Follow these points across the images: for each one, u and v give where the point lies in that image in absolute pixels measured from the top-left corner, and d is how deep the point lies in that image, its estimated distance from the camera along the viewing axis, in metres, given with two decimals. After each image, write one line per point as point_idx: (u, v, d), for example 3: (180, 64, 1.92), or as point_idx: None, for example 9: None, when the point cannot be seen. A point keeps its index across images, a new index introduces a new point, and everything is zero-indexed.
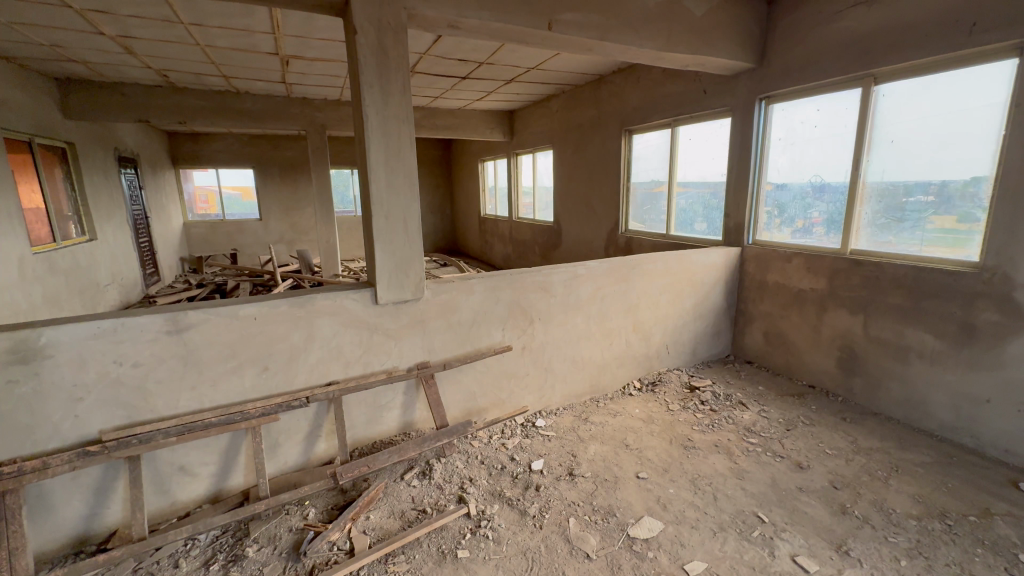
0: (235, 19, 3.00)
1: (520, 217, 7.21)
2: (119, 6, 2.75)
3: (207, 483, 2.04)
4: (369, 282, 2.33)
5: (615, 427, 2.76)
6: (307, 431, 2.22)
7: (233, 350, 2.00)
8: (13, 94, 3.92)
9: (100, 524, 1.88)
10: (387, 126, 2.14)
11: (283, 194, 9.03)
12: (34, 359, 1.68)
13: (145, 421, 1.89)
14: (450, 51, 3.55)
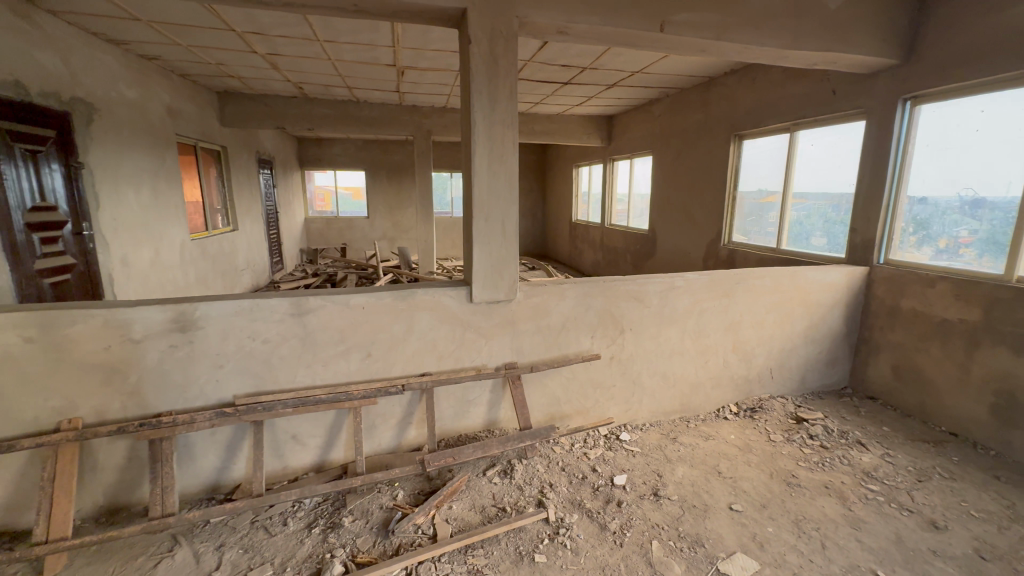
0: (362, 35, 3.30)
1: (612, 223, 7.06)
2: (272, 28, 3.16)
3: (313, 453, 2.26)
4: (465, 280, 2.41)
5: (707, 452, 2.58)
6: (400, 417, 2.36)
7: (343, 335, 2.19)
8: (185, 106, 4.67)
9: (228, 477, 2.15)
10: (493, 131, 2.22)
11: (389, 194, 9.75)
12: (191, 329, 1.99)
13: (269, 391, 2.13)
14: (555, 56, 3.58)
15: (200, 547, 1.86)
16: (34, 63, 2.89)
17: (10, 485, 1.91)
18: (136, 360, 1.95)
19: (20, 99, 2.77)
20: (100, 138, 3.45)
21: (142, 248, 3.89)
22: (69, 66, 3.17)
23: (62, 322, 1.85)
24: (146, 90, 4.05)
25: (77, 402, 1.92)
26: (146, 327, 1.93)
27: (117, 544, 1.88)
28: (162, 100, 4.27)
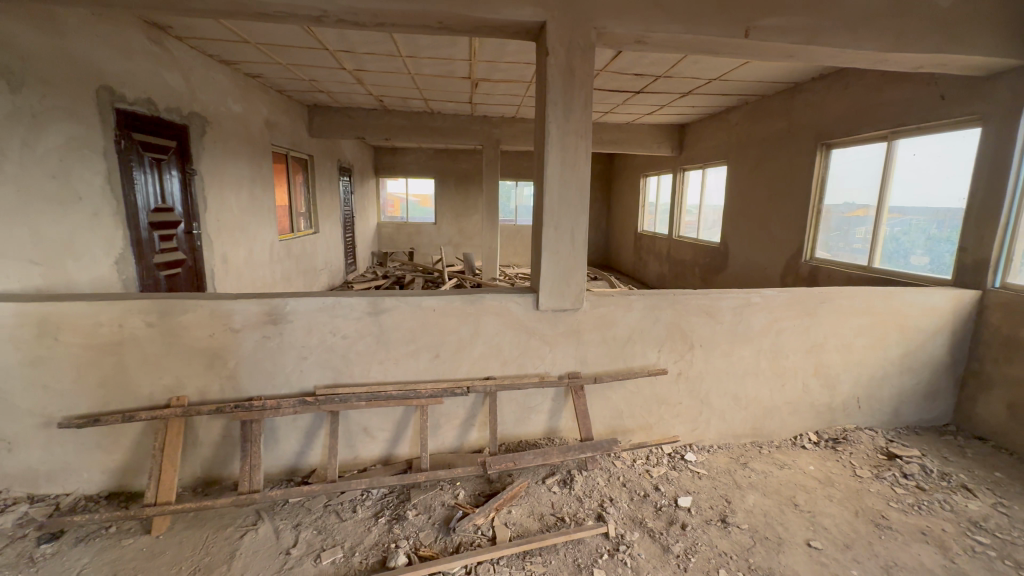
0: (441, 50, 3.47)
1: (681, 235, 6.83)
2: (360, 46, 3.39)
3: (382, 446, 2.37)
4: (532, 288, 2.44)
5: (781, 481, 2.42)
6: (463, 418, 2.42)
7: (414, 336, 2.29)
8: (280, 119, 5.12)
9: (305, 462, 2.31)
10: (566, 141, 2.24)
11: (456, 201, 10.06)
12: (281, 321, 2.17)
13: (345, 384, 2.27)
14: (630, 65, 3.55)
15: (280, 524, 2.01)
16: (162, 83, 3.30)
17: (129, 451, 2.17)
18: (234, 348, 2.16)
19: (150, 114, 3.18)
20: (210, 148, 3.87)
21: (239, 246, 4.30)
22: (190, 85, 3.60)
23: (177, 310, 2.09)
24: (249, 105, 4.49)
25: (184, 382, 2.15)
26: (244, 317, 2.14)
27: (210, 513, 2.07)
28: (261, 114, 4.71)
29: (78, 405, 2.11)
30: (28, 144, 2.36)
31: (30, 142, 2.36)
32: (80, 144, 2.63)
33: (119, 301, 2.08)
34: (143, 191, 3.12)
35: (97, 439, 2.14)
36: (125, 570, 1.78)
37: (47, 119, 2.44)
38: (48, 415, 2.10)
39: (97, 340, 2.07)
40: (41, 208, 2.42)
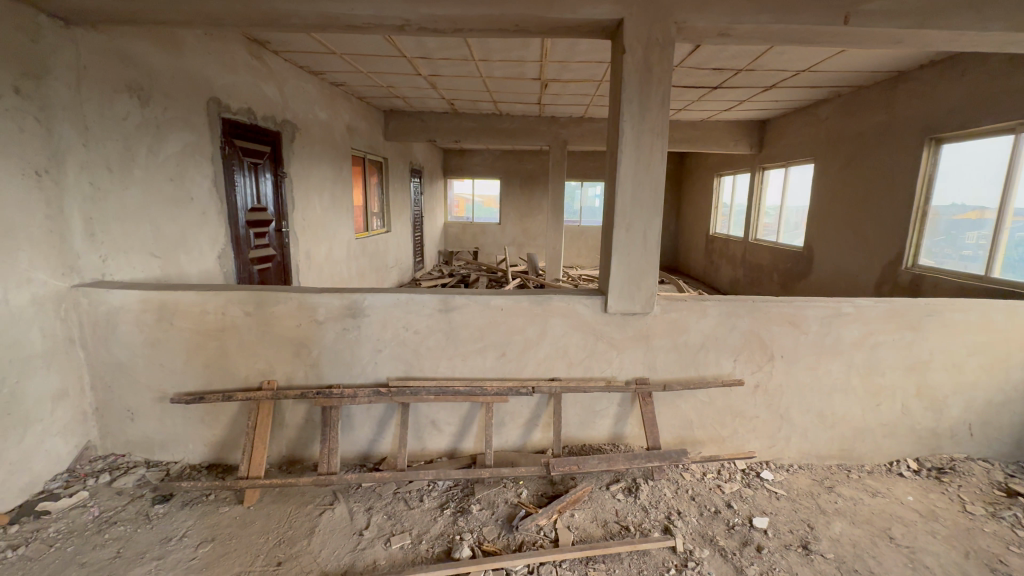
0: (513, 52, 3.50)
1: (758, 238, 6.43)
2: (436, 51, 3.51)
3: (448, 440, 2.44)
4: (600, 290, 2.40)
5: (874, 511, 2.19)
6: (528, 418, 2.43)
7: (482, 334, 2.34)
8: (360, 124, 5.43)
9: (377, 449, 2.43)
10: (641, 141, 2.18)
11: (520, 202, 10.13)
12: (359, 315, 2.30)
13: (415, 378, 2.36)
14: (708, 59, 3.38)
15: (353, 506, 2.13)
16: (260, 94, 3.61)
17: (226, 427, 2.40)
18: (317, 338, 2.32)
19: (249, 122, 3.49)
20: (299, 152, 4.18)
21: (320, 244, 4.61)
22: (283, 94, 3.91)
23: (270, 301, 2.28)
24: (333, 112, 4.80)
25: (273, 367, 2.35)
26: (327, 310, 2.29)
27: (293, 490, 2.24)
28: (343, 120, 5.03)
29: (186, 383, 2.36)
30: (153, 150, 2.68)
31: (155, 148, 2.68)
32: (193, 151, 2.95)
33: (222, 292, 2.31)
34: (242, 193, 3.43)
35: (201, 415, 2.39)
36: (222, 534, 1.96)
37: (168, 129, 2.76)
38: (163, 391, 2.38)
39: (203, 326, 2.31)
40: (162, 208, 2.74)
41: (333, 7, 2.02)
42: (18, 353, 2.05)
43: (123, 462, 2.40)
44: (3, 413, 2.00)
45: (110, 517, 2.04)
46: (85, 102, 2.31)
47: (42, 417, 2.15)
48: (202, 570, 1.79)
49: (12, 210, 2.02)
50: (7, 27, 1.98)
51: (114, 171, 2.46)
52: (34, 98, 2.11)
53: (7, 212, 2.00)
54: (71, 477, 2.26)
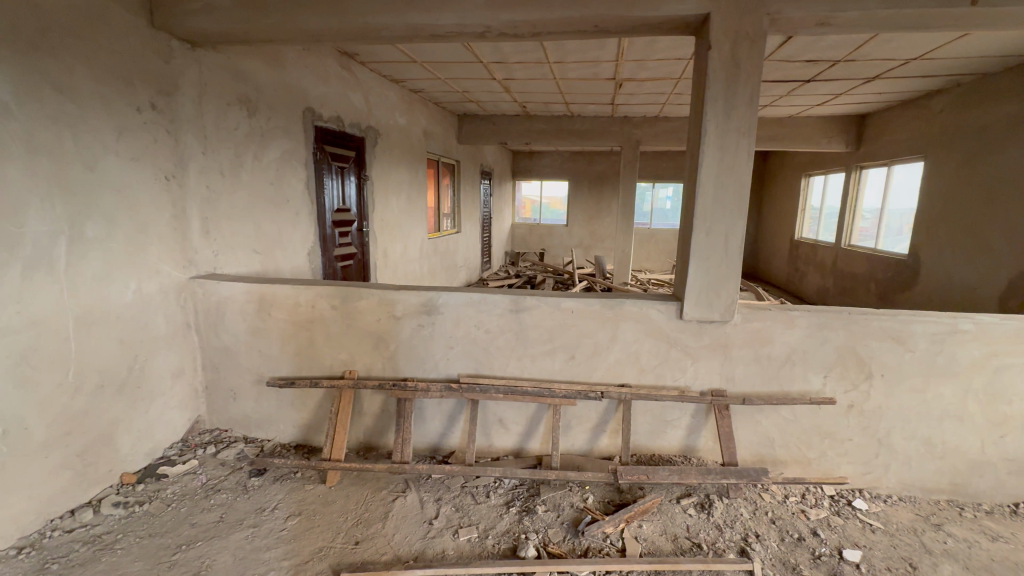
0: (589, 53, 3.47)
1: (852, 244, 5.89)
2: (511, 56, 3.56)
3: (514, 439, 2.47)
4: (675, 295, 2.32)
5: (993, 556, 1.92)
6: (595, 423, 2.40)
7: (552, 336, 2.34)
8: (435, 128, 5.64)
9: (446, 443, 2.52)
10: (726, 140, 2.07)
11: (589, 203, 10.01)
12: (434, 313, 2.39)
13: (485, 376, 2.41)
14: (802, 51, 3.14)
15: (424, 496, 2.22)
16: (348, 102, 3.87)
17: (312, 411, 2.60)
18: (395, 333, 2.44)
19: (338, 129, 3.75)
20: (380, 156, 4.43)
21: (396, 243, 4.85)
22: (368, 102, 4.16)
23: (353, 296, 2.44)
24: (412, 117, 5.03)
25: (355, 358, 2.50)
26: (405, 307, 2.41)
27: (369, 475, 2.38)
28: (420, 125, 5.25)
29: (280, 368, 2.59)
30: (258, 156, 2.96)
31: (259, 155, 2.96)
32: (290, 157, 3.22)
33: (313, 286, 2.50)
34: (329, 195, 3.70)
35: (291, 398, 2.60)
36: (307, 510, 2.13)
37: (270, 137, 3.04)
38: (259, 374, 2.62)
39: (295, 317, 2.52)
40: (263, 209, 3.02)
41: (420, 18, 2.12)
42: (147, 334, 2.36)
43: (225, 437, 2.68)
44: (134, 386, 2.31)
45: (215, 485, 2.28)
46: (205, 115, 2.60)
47: (163, 391, 2.46)
48: (290, 540, 1.95)
49: (147, 210, 2.33)
50: (147, 51, 2.28)
51: (226, 176, 2.75)
52: (165, 113, 2.40)
53: (143, 212, 2.30)
54: (184, 446, 2.56)
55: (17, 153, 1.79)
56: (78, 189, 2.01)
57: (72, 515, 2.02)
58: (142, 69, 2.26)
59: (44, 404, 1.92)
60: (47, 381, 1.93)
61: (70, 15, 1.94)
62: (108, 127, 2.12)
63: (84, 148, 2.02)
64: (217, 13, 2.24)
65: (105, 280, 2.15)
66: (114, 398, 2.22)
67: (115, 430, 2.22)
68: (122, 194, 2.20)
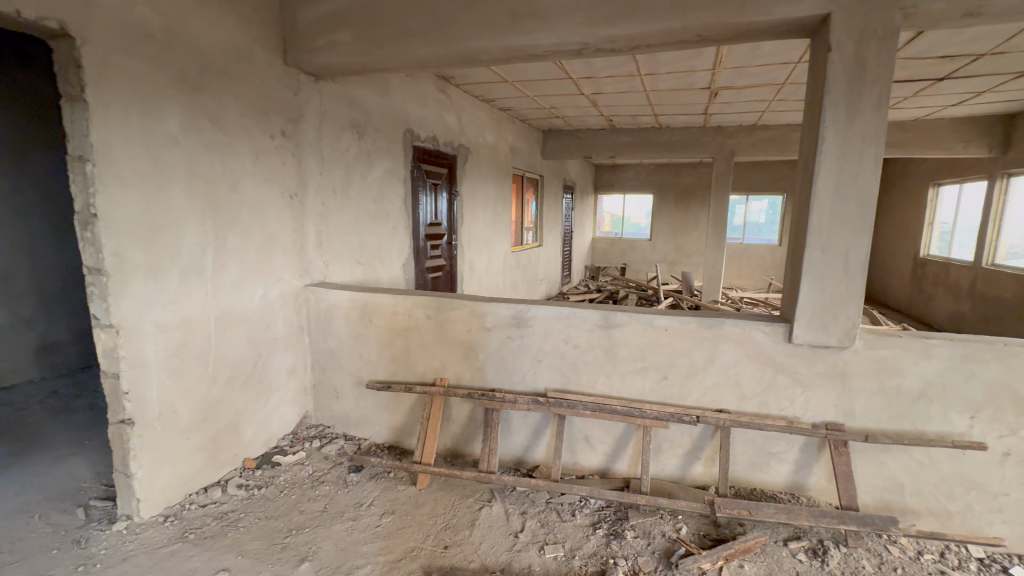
0: (684, 63, 3.36)
1: (997, 264, 5.07)
2: (602, 70, 3.55)
3: (601, 459, 2.41)
4: (784, 317, 2.13)
5: None
6: (688, 449, 2.27)
7: (644, 354, 2.26)
8: (521, 144, 5.78)
9: (531, 456, 2.52)
10: (848, 148, 1.89)
11: (674, 217, 9.63)
12: (523, 325, 2.42)
13: (572, 391, 2.38)
14: (936, 46, 2.79)
15: (509, 508, 2.23)
16: (443, 123, 4.09)
17: (405, 415, 2.74)
18: (484, 344, 2.50)
19: (433, 148, 3.99)
20: (469, 173, 4.62)
21: (482, 256, 5.02)
22: (461, 122, 4.37)
23: (447, 307, 2.55)
24: (500, 135, 5.19)
25: (445, 366, 2.60)
26: (495, 319, 2.46)
27: (456, 482, 2.44)
28: (507, 141, 5.41)
29: (378, 372, 2.76)
30: (364, 175, 3.22)
31: (365, 174, 3.23)
32: (391, 175, 3.47)
33: (410, 295, 2.66)
34: (423, 210, 3.92)
35: (386, 401, 2.76)
36: (400, 510, 2.23)
37: (375, 157, 3.30)
38: (359, 376, 2.81)
39: (394, 325, 2.68)
40: (367, 223, 3.28)
41: (519, 40, 2.19)
42: (269, 335, 2.64)
43: (328, 433, 2.90)
44: (257, 380, 2.59)
45: (319, 477, 2.48)
46: (324, 139, 2.89)
47: (280, 387, 2.73)
48: (385, 537, 2.06)
49: (274, 224, 2.62)
50: (280, 84, 2.59)
51: (338, 193, 3.03)
52: (292, 138, 2.70)
53: (271, 226, 2.60)
54: (294, 438, 2.82)
55: (180, 176, 2.10)
56: (224, 206, 2.32)
57: (205, 492, 2.29)
58: (275, 101, 2.56)
59: (189, 391, 2.21)
60: (192, 372, 2.22)
61: (223, 57, 2.27)
62: (248, 152, 2.42)
63: (228, 171, 2.33)
64: (339, 49, 2.49)
65: (240, 286, 2.44)
66: (241, 391, 2.50)
67: (241, 419, 2.49)
68: (255, 211, 2.49)
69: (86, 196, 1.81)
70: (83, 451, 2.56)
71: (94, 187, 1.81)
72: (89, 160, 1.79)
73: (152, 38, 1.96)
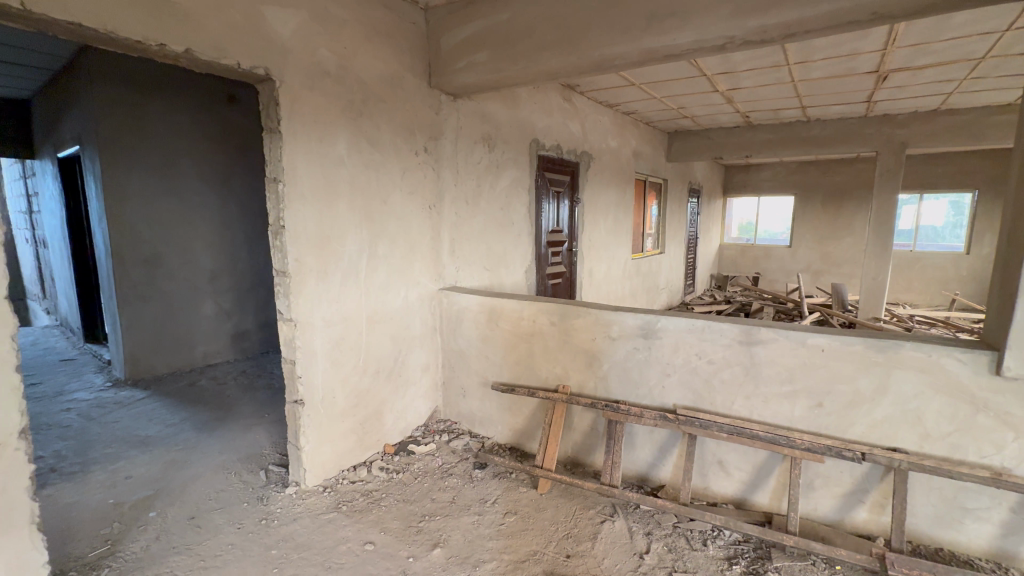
0: (845, 46, 2.95)
1: None
2: (741, 64, 3.27)
3: (736, 487, 2.20)
4: (988, 344, 1.74)
5: None
6: (848, 489, 1.97)
7: (792, 376, 2.01)
8: (645, 148, 5.59)
9: (655, 474, 2.40)
10: None
11: (821, 221, 8.49)
12: (652, 336, 2.32)
13: (705, 410, 2.20)
14: None
15: (632, 526, 2.15)
16: (567, 132, 4.13)
17: (526, 418, 2.80)
18: (608, 353, 2.45)
19: (557, 156, 4.05)
20: (591, 179, 4.60)
21: (601, 263, 4.95)
22: (584, 129, 4.37)
23: (572, 314, 2.55)
24: (623, 139, 5.08)
25: (568, 374, 2.60)
26: (622, 328, 2.40)
27: (577, 491, 2.42)
28: (630, 146, 5.26)
29: (502, 374, 2.86)
30: (493, 185, 3.40)
31: (494, 184, 3.40)
32: (517, 184, 3.61)
33: (535, 302, 2.72)
34: (545, 218, 3.99)
35: (508, 403, 2.85)
36: (522, 512, 2.28)
37: (503, 168, 3.46)
38: (484, 377, 2.95)
39: (518, 330, 2.76)
40: (494, 232, 3.44)
41: (656, 42, 2.11)
42: (409, 333, 2.91)
43: (454, 428, 3.09)
44: (398, 373, 2.86)
45: (448, 469, 2.65)
46: (460, 153, 3.11)
47: (415, 381, 2.99)
48: (508, 536, 2.12)
49: (416, 233, 2.88)
50: (425, 106, 2.85)
51: (469, 203, 3.23)
52: (433, 154, 2.95)
53: (413, 234, 2.86)
54: (426, 430, 3.06)
55: (345, 191, 2.42)
56: (378, 218, 2.62)
57: (354, 470, 2.59)
58: (421, 121, 2.82)
59: (345, 379, 2.53)
60: (348, 363, 2.54)
61: (380, 85, 2.56)
62: (397, 168, 2.70)
63: (381, 186, 2.62)
64: (477, 69, 2.66)
65: (387, 288, 2.72)
66: (385, 382, 2.78)
67: (384, 407, 2.78)
68: (402, 221, 2.77)
69: (278, 211, 2.18)
70: (263, 423, 3.07)
71: (284, 203, 2.16)
72: (280, 181, 2.15)
73: (328, 75, 2.30)
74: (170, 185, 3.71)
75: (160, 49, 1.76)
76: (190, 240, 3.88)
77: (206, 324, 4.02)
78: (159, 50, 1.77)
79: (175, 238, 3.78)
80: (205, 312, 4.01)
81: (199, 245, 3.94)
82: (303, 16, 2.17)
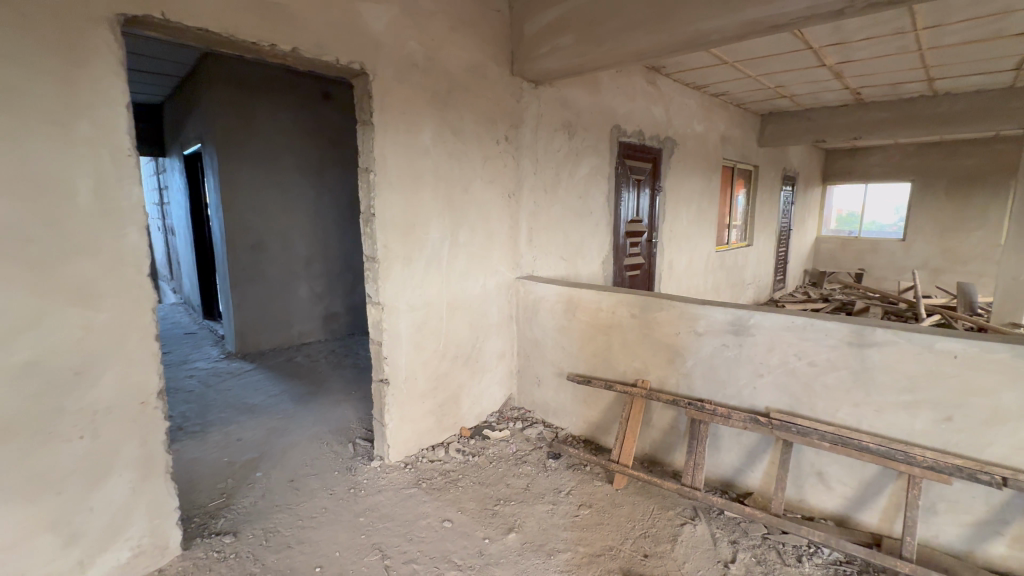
0: (992, 3, 2.52)
1: None
2: (856, 32, 2.92)
3: (838, 503, 2.00)
4: None
5: None
6: (981, 518, 1.71)
7: (914, 384, 1.78)
8: (734, 132, 5.20)
9: (742, 481, 2.25)
10: None
11: (945, 211, 7.45)
12: (744, 333, 2.16)
13: (804, 416, 2.01)
14: None
15: (716, 532, 2.03)
16: (650, 117, 3.95)
17: (602, 411, 2.74)
18: (693, 349, 2.32)
19: (639, 142, 3.89)
20: (675, 166, 4.37)
21: (683, 254, 4.72)
22: (668, 113, 4.15)
23: (655, 307, 2.45)
24: (710, 124, 4.76)
25: (649, 368, 2.50)
26: (710, 323, 2.25)
27: (655, 490, 2.34)
28: (719, 130, 4.92)
29: (578, 365, 2.82)
30: (572, 173, 3.34)
31: (573, 172, 3.34)
32: (597, 172, 3.52)
33: (614, 293, 2.64)
34: (625, 207, 3.86)
35: (584, 395, 2.81)
36: (596, 505, 2.24)
37: (583, 155, 3.38)
38: (560, 368, 2.93)
39: (596, 321, 2.70)
40: (571, 221, 3.38)
41: (760, 11, 1.92)
42: (486, 320, 2.95)
43: (528, 417, 3.11)
44: (475, 359, 2.92)
45: (522, 456, 2.67)
46: (540, 142, 3.08)
47: (491, 367, 3.04)
48: (582, 528, 2.09)
49: (495, 221, 2.91)
50: (507, 94, 2.85)
51: (548, 192, 3.20)
52: (513, 142, 2.95)
53: (493, 222, 2.89)
54: (500, 416, 3.11)
55: (429, 180, 2.49)
56: (459, 206, 2.67)
57: (432, 449, 2.70)
58: (502, 109, 2.83)
59: (426, 362, 2.63)
60: (429, 346, 2.63)
61: (464, 75, 2.60)
62: (479, 157, 2.73)
63: (463, 175, 2.67)
64: (561, 54, 2.61)
65: (467, 275, 2.78)
66: (462, 367, 2.85)
67: (461, 391, 2.86)
68: (482, 210, 2.81)
69: (369, 199, 2.29)
70: (351, 399, 3.29)
71: (374, 192, 2.27)
72: (372, 170, 2.26)
73: (416, 66, 2.36)
74: (273, 177, 4.06)
75: (272, 50, 1.91)
76: (290, 228, 4.24)
77: (302, 306, 4.37)
78: (270, 51, 1.92)
79: (277, 226, 4.14)
80: (301, 295, 4.36)
81: (297, 233, 4.29)
82: (395, 11, 2.25)
